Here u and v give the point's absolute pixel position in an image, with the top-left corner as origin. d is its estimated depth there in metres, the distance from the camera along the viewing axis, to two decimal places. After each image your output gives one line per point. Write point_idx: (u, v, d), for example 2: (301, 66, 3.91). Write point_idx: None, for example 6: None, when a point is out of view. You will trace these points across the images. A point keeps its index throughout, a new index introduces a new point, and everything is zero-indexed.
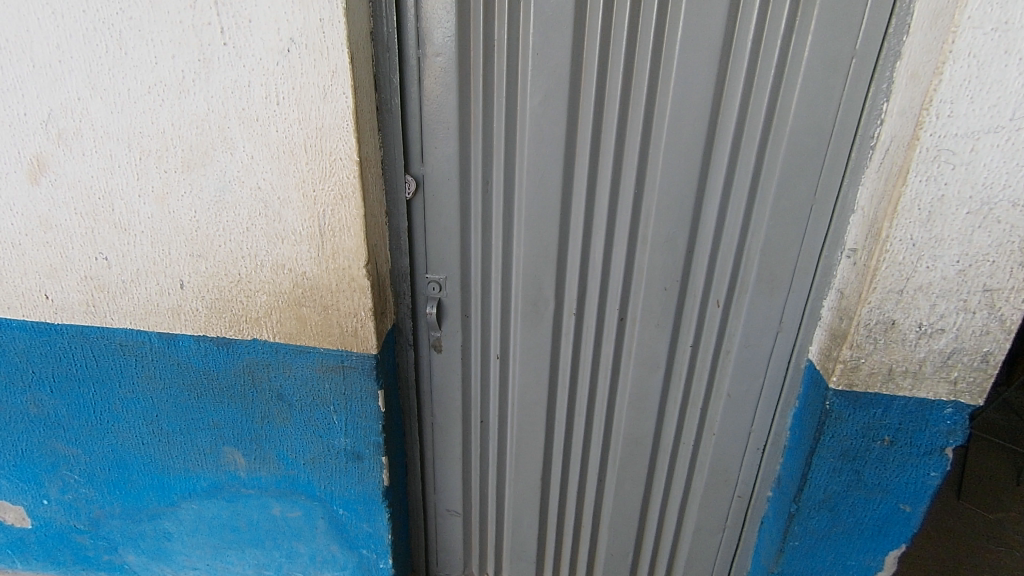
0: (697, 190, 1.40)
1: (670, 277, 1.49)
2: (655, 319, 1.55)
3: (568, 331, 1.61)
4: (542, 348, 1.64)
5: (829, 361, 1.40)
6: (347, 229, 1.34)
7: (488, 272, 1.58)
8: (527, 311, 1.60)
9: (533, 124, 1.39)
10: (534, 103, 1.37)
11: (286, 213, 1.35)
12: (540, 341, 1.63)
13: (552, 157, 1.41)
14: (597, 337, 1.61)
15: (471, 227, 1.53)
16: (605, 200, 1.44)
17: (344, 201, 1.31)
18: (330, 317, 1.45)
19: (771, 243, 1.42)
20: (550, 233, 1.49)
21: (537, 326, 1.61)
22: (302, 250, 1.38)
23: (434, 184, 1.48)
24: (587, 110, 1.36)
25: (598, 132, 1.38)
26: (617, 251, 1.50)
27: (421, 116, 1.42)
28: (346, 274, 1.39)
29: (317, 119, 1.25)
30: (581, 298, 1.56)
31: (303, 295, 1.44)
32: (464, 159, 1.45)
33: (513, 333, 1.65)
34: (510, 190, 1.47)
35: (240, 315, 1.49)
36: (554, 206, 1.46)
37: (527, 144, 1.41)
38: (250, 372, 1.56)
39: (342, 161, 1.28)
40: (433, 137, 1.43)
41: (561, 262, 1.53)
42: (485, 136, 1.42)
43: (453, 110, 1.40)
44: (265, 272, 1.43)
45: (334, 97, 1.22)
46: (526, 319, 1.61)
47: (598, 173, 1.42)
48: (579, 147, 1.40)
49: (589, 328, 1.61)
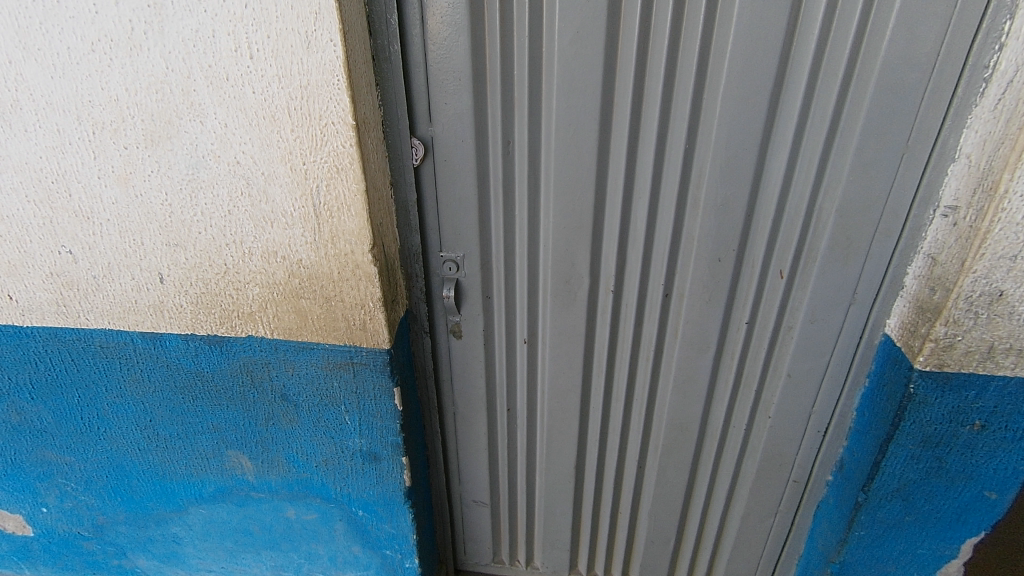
0: (761, 143, 1.16)
1: (725, 247, 1.28)
2: (705, 294, 1.35)
3: (603, 310, 1.43)
4: (575, 330, 1.45)
5: (916, 338, 1.20)
6: (347, 207, 1.13)
7: (513, 246, 1.38)
8: (557, 290, 1.40)
9: (562, 70, 1.14)
10: (563, 43, 1.12)
11: (273, 191, 1.13)
12: (573, 322, 1.44)
13: (587, 109, 1.18)
14: (638, 316, 1.42)
15: (491, 196, 1.31)
16: (650, 159, 1.21)
17: (340, 174, 1.09)
18: (334, 310, 1.26)
19: (849, 203, 1.20)
20: (584, 201, 1.28)
21: (570, 305, 1.42)
22: (296, 234, 1.18)
23: (445, 147, 1.25)
24: (629, 49, 1.12)
25: (642, 75, 1.14)
26: (662, 218, 1.28)
27: (427, 66, 1.18)
28: (348, 260, 1.19)
29: (300, 74, 1.01)
30: (620, 272, 1.36)
31: (301, 286, 1.24)
32: (480, 115, 1.21)
33: (542, 314, 1.46)
34: (536, 150, 1.24)
35: (231, 310, 1.30)
36: (589, 167, 1.24)
37: (556, 94, 1.17)
38: (248, 372, 1.39)
39: (335, 126, 1.05)
40: (443, 91, 1.20)
41: (597, 232, 1.32)
42: (504, 85, 1.18)
43: (465, 57, 1.16)
44: (255, 261, 1.23)
45: (319, 46, 0.98)
46: (556, 298, 1.41)
47: (641, 126, 1.19)
48: (619, 96, 1.16)
49: (629, 306, 1.41)
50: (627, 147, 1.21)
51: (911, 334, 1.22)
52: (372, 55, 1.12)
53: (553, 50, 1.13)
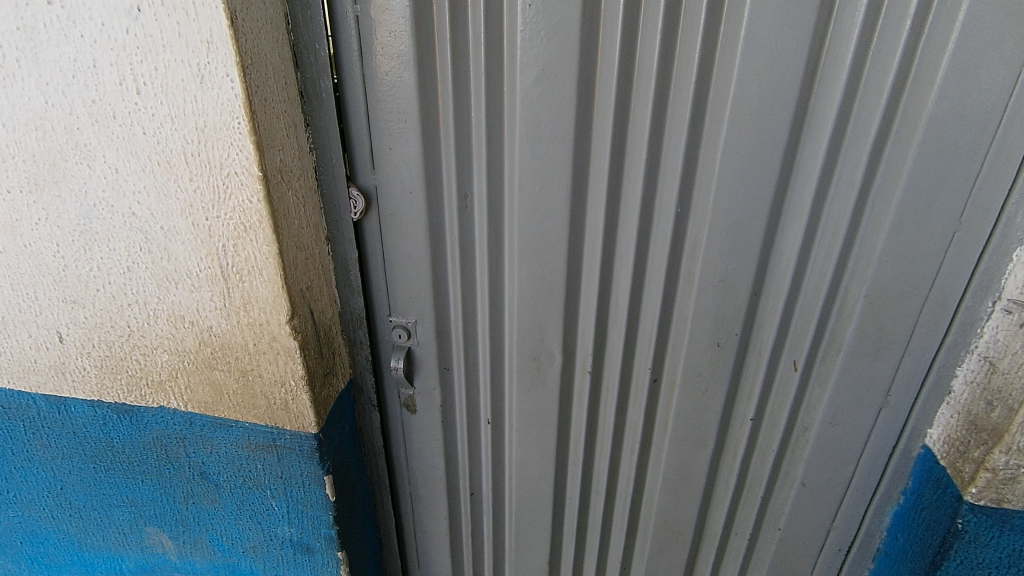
0: (771, 210, 0.94)
1: (726, 330, 1.05)
2: (701, 383, 1.11)
3: (580, 391, 1.20)
4: (546, 412, 1.23)
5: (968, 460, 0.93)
6: (258, 271, 0.93)
7: (474, 313, 1.16)
8: (525, 367, 1.18)
9: (527, 113, 0.94)
10: (527, 82, 0.92)
11: (174, 248, 0.95)
12: (544, 404, 1.22)
13: (557, 162, 0.97)
14: (621, 401, 1.19)
15: (447, 256, 1.11)
16: (634, 223, 0.99)
17: (249, 233, 0.90)
18: (252, 386, 1.06)
19: (883, 287, 0.96)
20: (555, 267, 1.06)
21: (539, 384, 1.20)
22: (204, 298, 0.99)
23: (391, 199, 1.06)
24: (607, 91, 0.91)
25: (623, 123, 0.92)
26: (648, 291, 1.06)
27: (368, 104, 0.99)
28: (263, 331, 0.99)
29: (195, 114, 0.83)
30: (600, 349, 1.14)
31: (213, 356, 1.05)
32: (431, 163, 1.01)
33: (508, 392, 1.24)
34: (498, 205, 1.04)
35: (139, 378, 1.12)
36: (561, 229, 1.02)
37: (520, 143, 0.97)
38: (162, 446, 1.20)
39: (238, 177, 0.86)
40: (387, 134, 1.00)
41: (571, 302, 1.10)
42: (459, 130, 0.98)
43: (411, 96, 0.96)
44: (161, 325, 1.04)
45: (214, 81, 0.80)
46: (524, 376, 1.20)
47: (624, 183, 0.97)
48: (596, 146, 0.95)
49: (611, 389, 1.18)
50: (607, 207, 0.99)
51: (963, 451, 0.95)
52: (297, 91, 0.93)
53: (515, 90, 0.93)
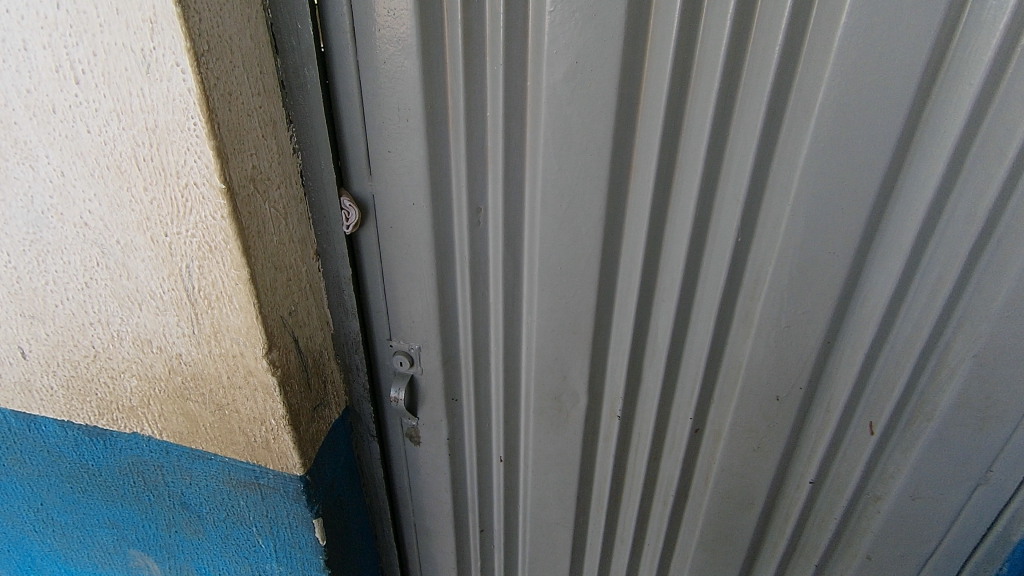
0: (859, 246, 0.74)
1: (787, 382, 0.87)
2: (752, 439, 0.94)
3: (606, 436, 1.04)
4: (566, 456, 1.07)
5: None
6: (228, 298, 0.79)
7: (486, 343, 1.01)
8: (544, 406, 1.02)
9: (555, 115, 0.76)
10: (555, 77, 0.73)
11: (134, 265, 0.81)
12: (565, 447, 1.06)
13: (590, 175, 0.79)
14: (654, 451, 1.02)
15: (456, 278, 0.95)
16: (683, 251, 0.81)
17: (214, 254, 0.75)
18: (229, 420, 0.93)
19: (1000, 348, 0.75)
20: (583, 299, 0.89)
21: (560, 425, 1.04)
22: (170, 322, 0.85)
23: (391, 211, 0.89)
24: (658, 90, 0.72)
25: (675, 130, 0.74)
26: (695, 331, 0.88)
27: (363, 97, 0.81)
28: (238, 364, 0.85)
29: (144, 112, 0.67)
30: (632, 391, 0.97)
31: (186, 385, 0.92)
32: (437, 171, 0.84)
33: (523, 430, 1.08)
34: (517, 223, 0.87)
35: (109, 402, 1.00)
36: (592, 254, 0.85)
37: (546, 150, 0.79)
38: (139, 472, 1.08)
39: (198, 189, 0.70)
40: (385, 135, 0.83)
41: (600, 337, 0.93)
42: (471, 132, 0.80)
43: (413, 89, 0.78)
44: (128, 348, 0.91)
45: (163, 72, 0.64)
46: (543, 415, 1.03)
47: (672, 203, 0.79)
48: (639, 157, 0.77)
49: (643, 435, 1.02)
50: (649, 232, 0.81)
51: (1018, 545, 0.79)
52: (275, 81, 0.77)
53: (540, 85, 0.75)
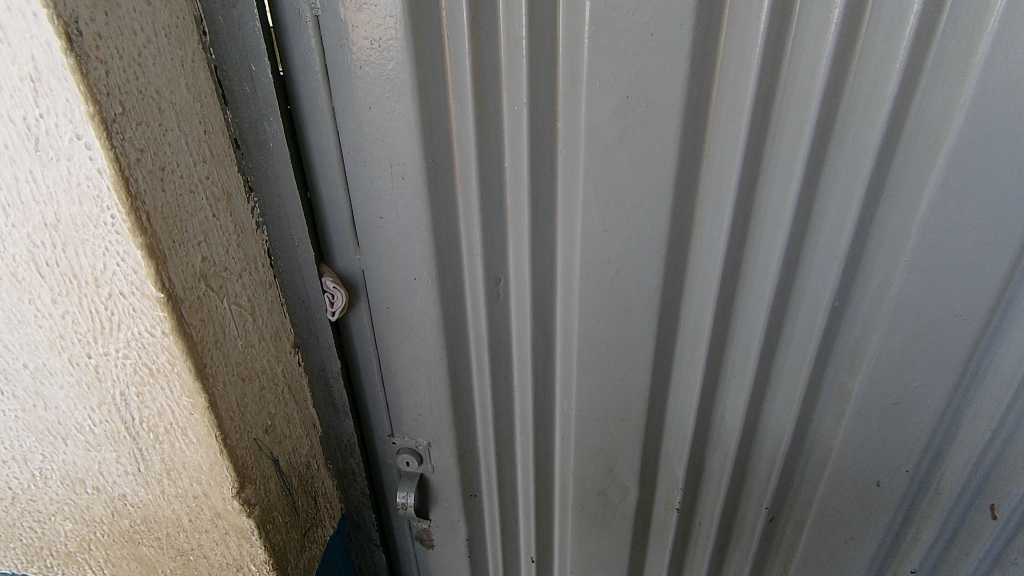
0: (990, 307, 0.59)
1: (889, 463, 0.72)
2: (841, 525, 0.79)
3: (659, 529, 0.87)
4: (612, 553, 0.90)
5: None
6: (180, 430, 0.59)
7: (511, 432, 0.83)
8: (585, 501, 0.85)
9: (599, 163, 0.59)
10: (599, 116, 0.57)
11: (51, 393, 0.61)
12: (609, 544, 0.89)
13: (644, 235, 0.62)
14: (718, 542, 0.86)
15: (472, 362, 0.76)
16: (760, 319, 0.65)
17: (157, 379, 0.56)
18: (195, 566, 0.73)
19: None
20: (634, 380, 0.72)
21: (605, 520, 0.86)
22: (107, 458, 0.65)
23: (387, 289, 0.71)
24: (733, 127, 0.55)
25: (754, 175, 0.58)
26: (772, 407, 0.73)
27: (344, 153, 0.63)
28: (201, 505, 0.65)
29: (39, 203, 0.48)
30: (692, 478, 0.81)
31: (135, 529, 0.71)
32: (444, 238, 0.66)
33: (557, 525, 0.91)
34: (548, 294, 0.69)
35: (38, 549, 0.78)
36: (645, 328, 0.68)
37: (586, 206, 0.62)
38: None
39: (126, 299, 0.51)
40: (376, 198, 0.65)
41: (654, 421, 0.76)
42: (486, 189, 0.63)
43: (410, 142, 0.60)
44: (55, 488, 0.71)
45: (61, 148, 0.45)
46: (583, 510, 0.86)
47: (747, 262, 0.63)
48: (705, 209, 0.60)
49: (704, 526, 0.85)
50: (718, 299, 0.65)
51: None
52: (226, 141, 0.58)
53: (578, 128, 0.58)
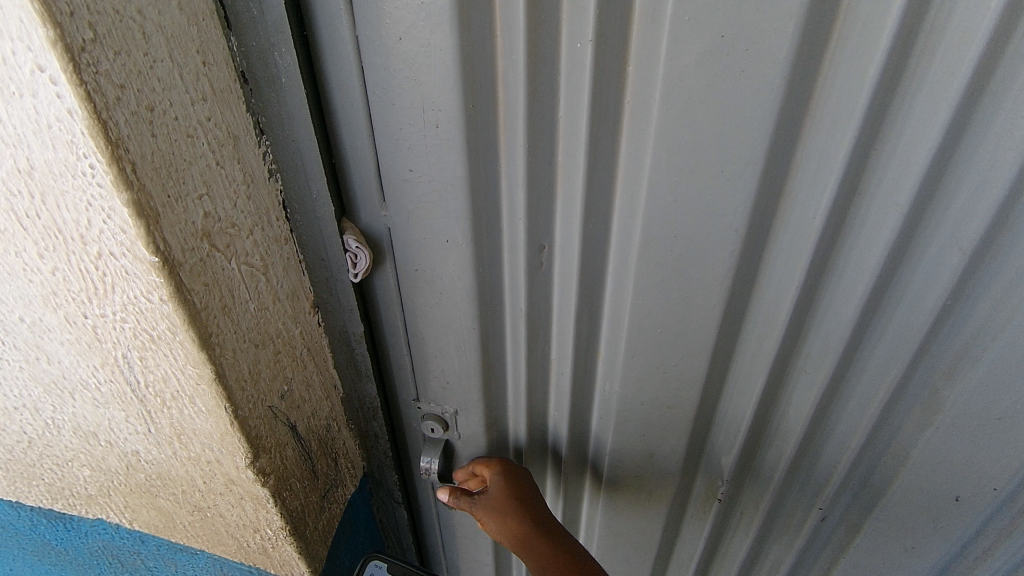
0: None
1: (975, 477, 0.64)
2: (901, 526, 0.73)
3: (697, 505, 0.83)
4: (644, 525, 0.87)
5: (503, 475, 0.78)
6: (187, 399, 0.54)
7: (545, 402, 0.78)
8: (622, 478, 0.81)
9: (676, 121, 0.48)
10: (683, 61, 0.45)
11: (53, 349, 0.57)
12: (645, 518, 0.86)
13: (722, 208, 0.52)
14: (761, 525, 0.82)
15: (506, 332, 0.70)
16: (847, 310, 0.56)
17: (159, 346, 0.50)
18: (213, 523, 0.71)
19: None
20: (689, 363, 0.66)
21: (642, 497, 0.82)
22: (116, 416, 0.61)
23: (415, 251, 0.63)
24: (853, 82, 0.44)
25: (869, 143, 0.47)
26: (844, 403, 0.65)
27: (368, 92, 0.54)
28: (215, 470, 0.62)
29: (11, 145, 0.41)
30: (738, 463, 0.75)
31: (151, 483, 0.69)
32: (482, 198, 0.58)
33: (589, 495, 0.88)
34: (599, 266, 0.61)
35: (61, 489, 0.78)
36: (709, 310, 0.60)
37: (654, 172, 0.52)
38: (114, 554, 0.89)
39: (117, 260, 0.44)
40: (404, 148, 0.56)
41: (705, 405, 0.70)
42: (535, 143, 0.53)
43: (446, 83, 0.50)
44: (70, 437, 0.68)
45: (25, 83, 0.37)
46: (616, 487, 0.82)
47: (841, 245, 0.53)
48: (800, 181, 0.50)
49: (748, 507, 0.81)
50: (800, 284, 0.56)
51: (505, 460, 0.80)
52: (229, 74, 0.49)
53: (653, 74, 0.47)
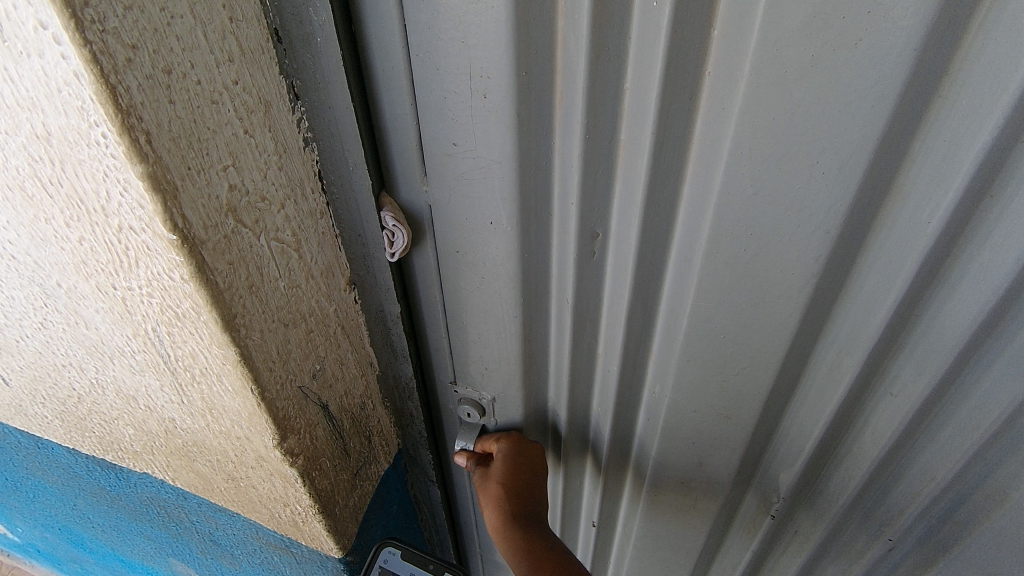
0: None
1: None
2: (985, 562, 0.66)
3: (747, 512, 0.79)
4: (687, 528, 0.83)
5: (508, 453, 0.75)
6: (215, 377, 0.52)
7: (589, 393, 0.74)
8: (668, 479, 0.76)
9: (766, 100, 0.41)
10: (782, 28, 0.38)
11: (90, 315, 0.56)
12: (689, 520, 0.81)
13: (812, 206, 0.45)
14: (822, 540, 0.77)
15: (553, 319, 0.65)
16: (955, 326, 0.49)
17: (185, 324, 0.48)
18: (246, 491, 0.71)
19: None
20: (753, 370, 0.60)
21: (688, 500, 0.78)
22: (152, 385, 0.61)
23: (456, 233, 0.58)
24: (1001, 56, 0.36)
25: (1013, 134, 0.39)
26: (935, 429, 0.58)
27: (411, 56, 0.48)
28: (245, 445, 0.61)
29: (26, 108, 0.38)
30: (800, 476, 0.70)
31: (188, 448, 0.69)
32: (533, 179, 0.53)
33: (631, 491, 0.84)
34: (658, 260, 0.55)
35: (110, 442, 0.80)
36: (784, 317, 0.54)
37: (733, 159, 0.45)
38: (161, 504, 0.92)
39: (138, 235, 0.42)
40: (450, 120, 0.50)
41: (767, 414, 0.64)
42: (596, 118, 0.48)
43: (498, 47, 0.44)
44: (113, 397, 0.69)
45: (31, 40, 0.33)
46: (660, 487, 0.78)
47: (956, 254, 0.46)
48: (915, 177, 0.43)
49: (806, 521, 0.76)
50: (901, 294, 0.49)
51: (518, 437, 0.76)
52: (260, 32, 0.45)
53: (744, 42, 0.40)
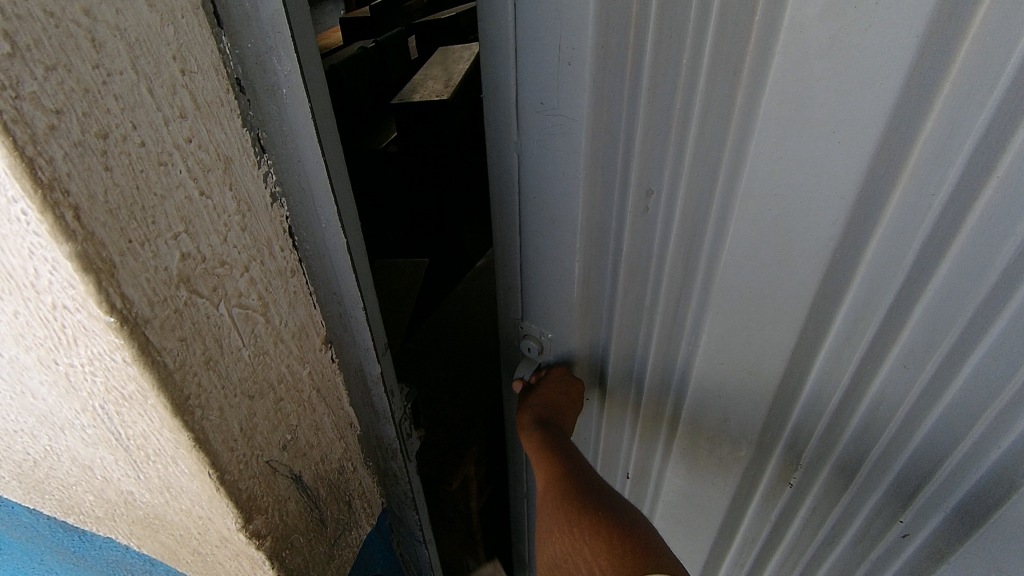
0: None
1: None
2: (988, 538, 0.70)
3: (767, 482, 0.85)
4: (711, 486, 0.91)
5: (553, 381, 0.85)
6: (171, 458, 0.47)
7: (629, 347, 0.85)
8: (698, 431, 0.85)
9: (791, 74, 0.53)
10: (808, 10, 0.49)
11: (36, 386, 0.50)
12: (713, 478, 0.89)
13: (830, 171, 0.56)
14: (836, 519, 0.82)
15: (607, 267, 0.78)
16: (956, 298, 0.56)
17: (132, 404, 0.43)
18: (214, 567, 0.65)
19: None
20: (779, 325, 0.69)
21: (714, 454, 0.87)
22: (107, 458, 0.55)
23: (535, 180, 0.74)
24: (1006, 41, 0.44)
25: (1011, 117, 0.46)
26: (948, 401, 0.62)
27: (522, 30, 0.64)
28: (208, 526, 0.55)
29: None
30: (816, 446, 0.76)
31: (151, 520, 0.63)
32: (600, 143, 0.67)
33: (662, 447, 0.93)
34: (699, 216, 0.68)
35: (71, 505, 0.74)
36: (811, 271, 0.63)
37: (764, 121, 0.56)
38: (128, 567, 0.85)
39: (71, 313, 0.37)
40: (541, 87, 0.66)
41: (789, 374, 0.72)
42: (655, 88, 0.62)
43: (577, 30, 0.60)
44: (68, 465, 0.63)
45: None
46: (694, 440, 0.86)
47: (966, 228, 0.53)
48: (918, 155, 0.52)
49: (820, 496, 0.81)
50: (914, 260, 0.57)
51: (564, 371, 0.87)
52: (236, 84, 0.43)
53: (778, 20, 0.51)
